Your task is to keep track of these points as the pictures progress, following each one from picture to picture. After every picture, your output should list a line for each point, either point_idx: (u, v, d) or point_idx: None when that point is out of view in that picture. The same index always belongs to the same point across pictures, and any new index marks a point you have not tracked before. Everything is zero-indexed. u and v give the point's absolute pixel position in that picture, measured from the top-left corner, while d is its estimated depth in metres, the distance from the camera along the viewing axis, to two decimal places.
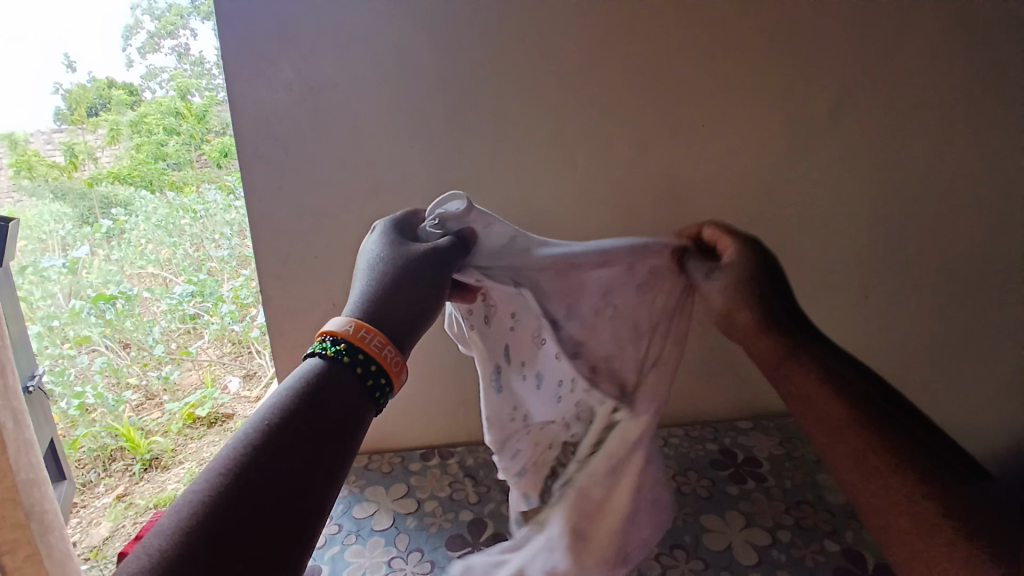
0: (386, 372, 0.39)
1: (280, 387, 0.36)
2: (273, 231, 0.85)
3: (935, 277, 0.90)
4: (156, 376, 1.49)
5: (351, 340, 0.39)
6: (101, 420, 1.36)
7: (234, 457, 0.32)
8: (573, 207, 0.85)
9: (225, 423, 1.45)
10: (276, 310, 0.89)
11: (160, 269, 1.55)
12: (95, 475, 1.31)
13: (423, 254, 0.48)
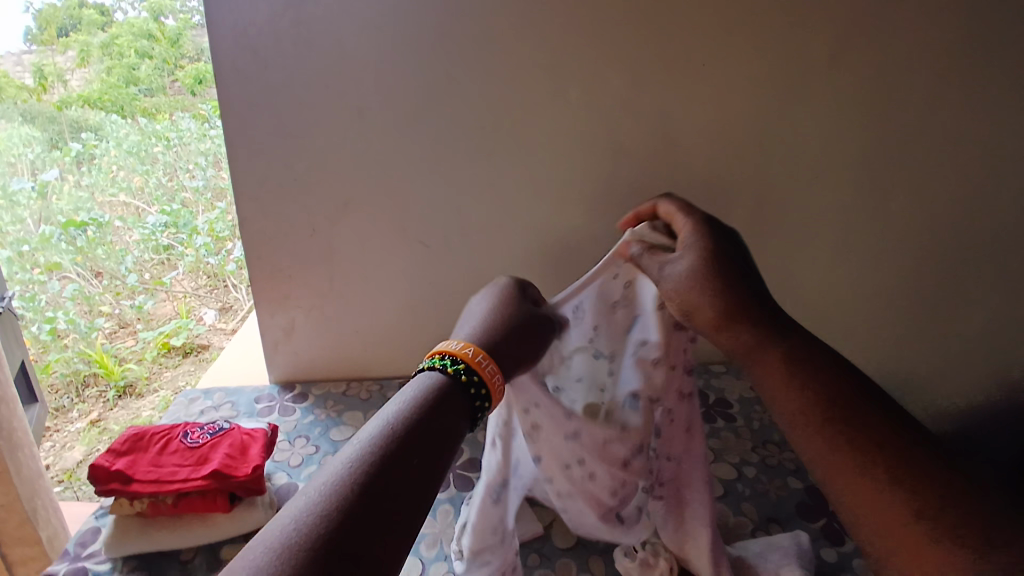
0: (490, 392, 0.51)
1: (412, 390, 0.49)
2: (253, 154, 0.82)
3: (915, 234, 0.91)
4: (130, 306, 1.46)
5: (469, 363, 0.51)
6: (74, 345, 1.36)
7: (372, 442, 0.43)
8: (560, 141, 0.83)
9: (201, 353, 1.46)
10: (255, 238, 0.87)
11: (132, 198, 1.47)
12: (69, 400, 1.34)
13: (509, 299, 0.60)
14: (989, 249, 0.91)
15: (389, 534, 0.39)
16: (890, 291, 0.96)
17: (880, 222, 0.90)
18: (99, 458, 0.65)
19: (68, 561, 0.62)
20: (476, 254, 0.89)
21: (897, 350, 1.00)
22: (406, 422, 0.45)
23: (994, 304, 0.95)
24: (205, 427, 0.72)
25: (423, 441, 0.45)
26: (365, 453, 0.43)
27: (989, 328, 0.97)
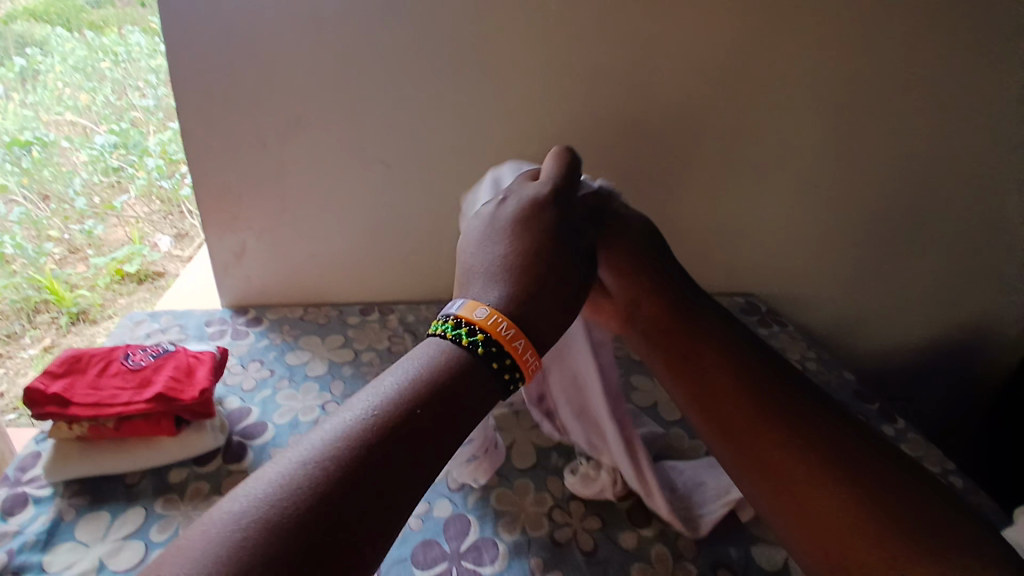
0: (517, 365, 0.44)
1: (419, 358, 0.42)
2: (192, 59, 0.74)
3: (892, 176, 0.87)
4: (80, 231, 1.22)
5: (487, 331, 0.44)
6: (24, 271, 1.15)
7: (364, 416, 0.36)
8: (529, 56, 0.77)
9: (156, 281, 1.20)
10: (200, 153, 0.80)
11: (79, 117, 1.24)
12: (19, 327, 1.13)
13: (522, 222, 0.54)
14: (968, 195, 0.88)
15: (374, 528, 0.33)
16: (870, 227, 0.92)
17: (857, 160, 0.86)
18: (33, 379, 0.62)
19: (9, 486, 0.60)
20: (438, 177, 0.84)
21: (869, 296, 0.98)
22: (411, 394, 0.38)
23: (971, 253, 0.92)
24: (149, 350, 0.69)
25: (430, 415, 0.38)
26: (355, 428, 0.36)
27: (962, 278, 0.94)
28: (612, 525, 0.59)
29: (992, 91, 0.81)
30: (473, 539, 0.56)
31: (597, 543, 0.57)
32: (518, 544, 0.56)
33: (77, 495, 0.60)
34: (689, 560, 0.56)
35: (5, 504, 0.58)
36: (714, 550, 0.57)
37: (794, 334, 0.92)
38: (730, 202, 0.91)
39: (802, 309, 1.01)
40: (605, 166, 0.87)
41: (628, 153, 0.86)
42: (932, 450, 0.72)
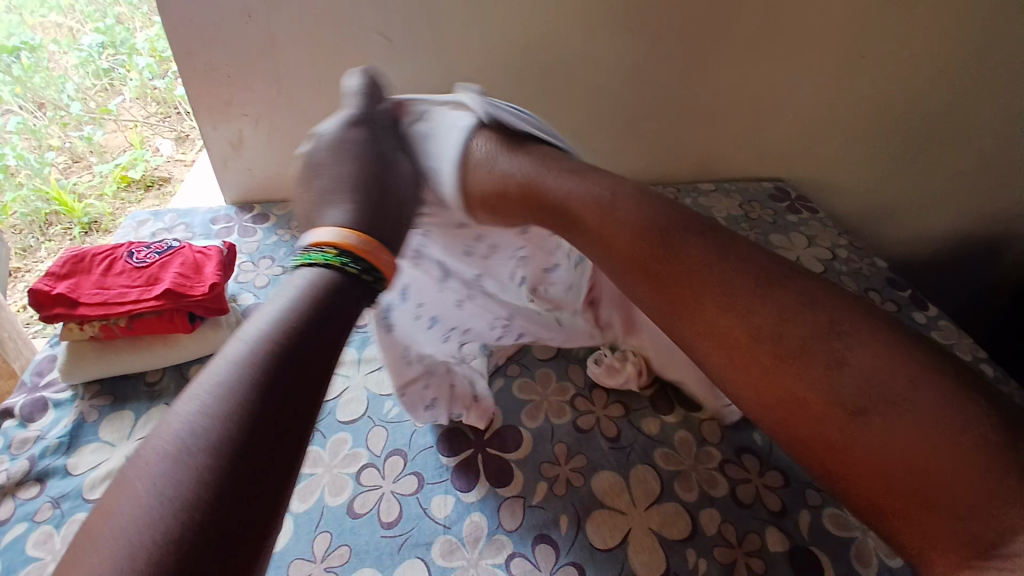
0: (382, 275, 0.37)
1: (297, 288, 0.33)
2: None
3: (956, 49, 0.76)
4: (80, 140, 1.13)
5: (345, 248, 0.36)
6: (29, 182, 1.07)
7: (245, 362, 0.28)
8: None
9: (163, 188, 1.21)
10: (184, 32, 0.73)
11: (64, 17, 1.11)
12: (34, 240, 1.09)
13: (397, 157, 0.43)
14: None
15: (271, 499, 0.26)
16: (923, 105, 0.82)
17: (916, 33, 0.76)
18: (37, 282, 0.60)
19: (27, 392, 0.61)
20: (443, 54, 0.77)
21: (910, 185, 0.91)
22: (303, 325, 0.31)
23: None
24: (152, 248, 0.66)
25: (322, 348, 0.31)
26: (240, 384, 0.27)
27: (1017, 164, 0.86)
28: (635, 412, 0.59)
29: None
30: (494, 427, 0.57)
31: (621, 429, 0.57)
32: (541, 431, 0.57)
33: (96, 396, 0.61)
34: (712, 445, 0.56)
35: (25, 409, 0.59)
36: (737, 435, 0.57)
37: (825, 221, 0.88)
38: (767, 78, 0.81)
39: (831, 196, 0.95)
40: (631, 38, 0.76)
41: (659, 20, 0.75)
42: (965, 338, 0.70)
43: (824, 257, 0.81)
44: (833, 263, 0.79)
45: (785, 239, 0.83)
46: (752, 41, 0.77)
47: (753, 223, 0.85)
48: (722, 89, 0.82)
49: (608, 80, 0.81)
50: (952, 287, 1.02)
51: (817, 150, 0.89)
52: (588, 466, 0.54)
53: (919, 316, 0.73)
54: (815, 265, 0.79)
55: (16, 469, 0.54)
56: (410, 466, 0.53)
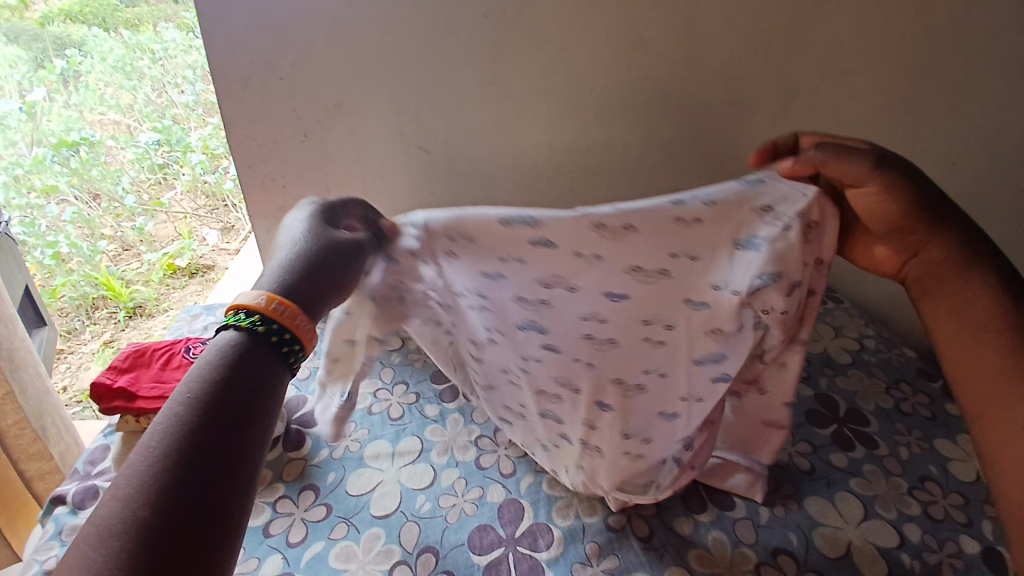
0: (298, 338, 0.43)
1: (207, 358, 0.40)
2: (237, 51, 0.75)
3: (967, 157, 0.80)
4: (131, 230, 1.22)
5: (265, 313, 0.42)
6: (80, 269, 1.18)
7: (161, 451, 0.35)
8: (570, 40, 0.74)
9: (206, 275, 1.22)
10: (250, 148, 0.82)
11: (122, 116, 1.19)
12: (79, 323, 1.19)
13: (351, 242, 0.49)
14: None
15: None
16: None
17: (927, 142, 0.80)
18: (100, 375, 0.65)
19: (80, 479, 0.64)
20: (476, 164, 0.84)
21: None
22: (222, 386, 0.39)
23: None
24: (207, 343, 0.71)
25: (245, 412, 0.39)
26: (162, 455, 0.35)
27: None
28: (668, 511, 0.58)
29: None
30: (526, 526, 0.57)
31: (653, 529, 0.56)
32: (573, 529, 0.57)
33: None
34: (747, 546, 0.55)
35: (77, 497, 0.62)
36: (772, 534, 0.56)
37: (852, 310, 0.87)
38: None
39: None
40: (649, 142, 0.82)
41: (677, 135, 0.81)
42: None
43: (851, 347, 0.80)
44: (863, 352, 0.79)
45: (812, 328, 0.83)
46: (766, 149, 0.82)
47: None
48: None
49: (631, 180, 0.85)
50: None
51: None
52: (620, 567, 0.53)
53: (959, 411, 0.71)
54: (845, 356, 0.78)
55: (66, 554, 0.57)
56: (441, 564, 0.54)
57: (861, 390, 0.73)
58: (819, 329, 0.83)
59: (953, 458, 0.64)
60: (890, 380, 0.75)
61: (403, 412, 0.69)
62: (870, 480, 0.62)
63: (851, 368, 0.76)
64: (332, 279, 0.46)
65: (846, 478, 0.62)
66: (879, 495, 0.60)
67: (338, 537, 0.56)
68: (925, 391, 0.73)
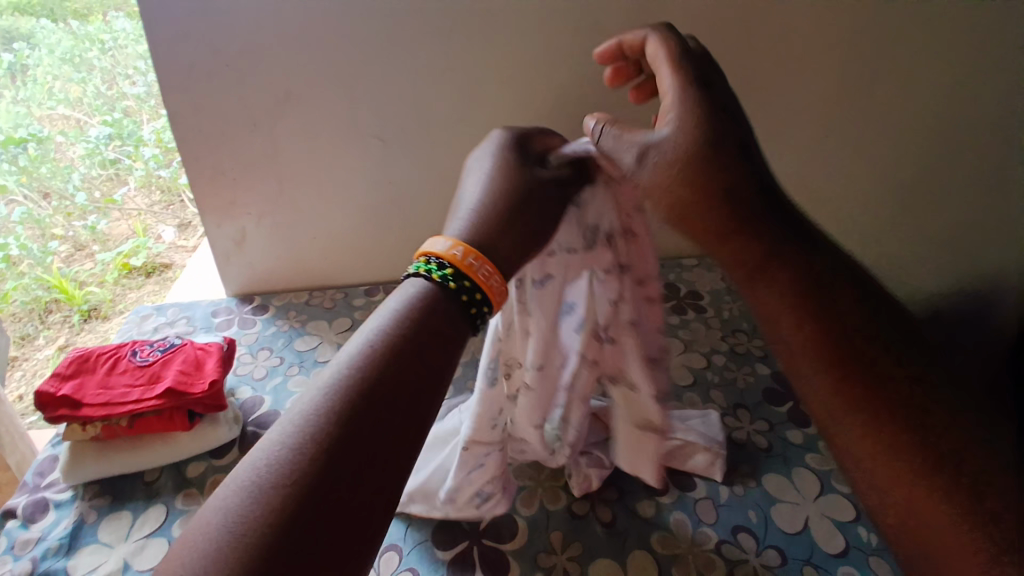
0: (487, 297, 0.40)
1: (395, 303, 0.38)
2: (178, 40, 0.71)
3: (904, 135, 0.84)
4: (83, 229, 1.05)
5: (458, 267, 0.40)
6: (30, 272, 0.99)
7: (334, 394, 0.32)
8: (525, 26, 0.73)
9: (165, 274, 1.10)
10: (196, 141, 0.79)
11: (72, 110, 0.98)
12: (33, 327, 1.00)
13: (535, 182, 0.46)
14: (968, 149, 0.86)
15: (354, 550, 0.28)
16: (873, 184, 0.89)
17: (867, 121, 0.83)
18: (43, 383, 0.62)
19: (28, 492, 0.62)
20: (433, 154, 0.83)
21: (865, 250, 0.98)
22: (401, 333, 0.35)
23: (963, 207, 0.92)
24: (156, 345, 0.69)
25: (423, 367, 0.35)
26: (335, 400, 0.32)
27: None
28: (630, 495, 0.59)
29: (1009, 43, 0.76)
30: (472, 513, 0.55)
31: (616, 513, 0.57)
32: (537, 518, 0.57)
33: (97, 496, 0.61)
34: (708, 526, 0.56)
35: (27, 510, 0.60)
36: (732, 513, 0.57)
37: None
38: None
39: None
40: None
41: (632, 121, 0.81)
42: None
43: None
44: None
45: None
46: None
47: None
48: None
49: None
50: None
51: None
52: (584, 554, 0.54)
53: None
54: None
55: (19, 568, 0.55)
56: (405, 561, 0.53)
57: None
58: None
59: None
60: None
61: None
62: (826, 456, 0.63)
63: None
64: (515, 224, 0.44)
65: (803, 454, 0.63)
66: (835, 471, 0.62)
67: None
68: None
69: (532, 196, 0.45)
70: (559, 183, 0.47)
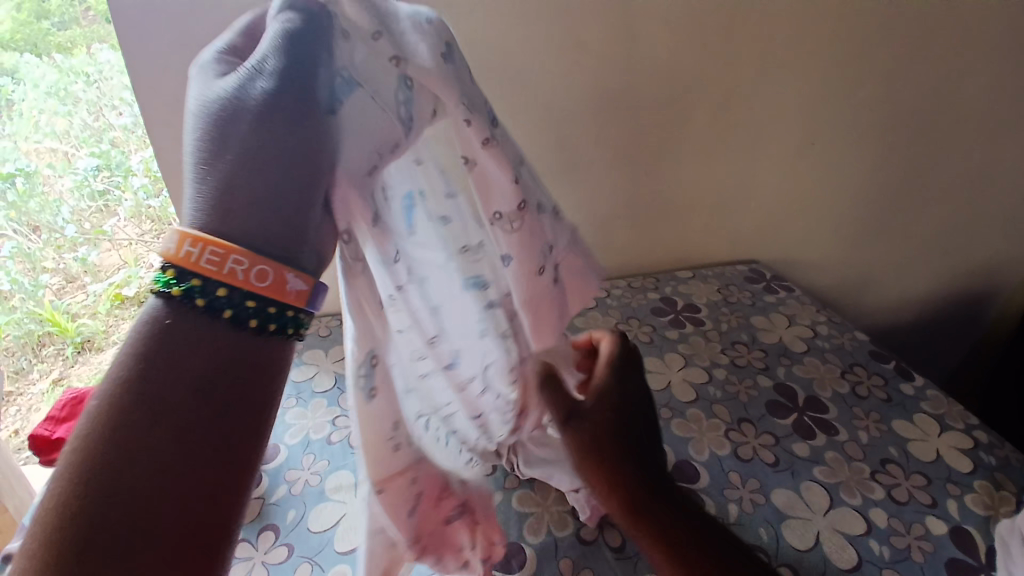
0: (265, 299, 0.31)
1: (131, 345, 0.30)
2: (160, 71, 0.71)
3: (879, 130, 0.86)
4: (74, 262, 0.99)
5: (179, 264, 0.30)
6: (23, 306, 0.95)
7: (86, 441, 0.29)
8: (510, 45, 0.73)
9: None
10: (181, 170, 0.78)
11: (59, 143, 0.92)
12: (26, 362, 0.99)
13: (274, 77, 0.31)
14: (941, 144, 0.89)
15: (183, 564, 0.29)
16: (852, 181, 0.91)
17: (843, 119, 0.85)
18: (38, 427, 0.61)
19: None
20: None
21: (853, 248, 0.99)
22: (142, 367, 0.30)
23: (939, 198, 0.95)
24: None
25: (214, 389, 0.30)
26: (92, 438, 0.29)
27: (932, 226, 0.98)
28: None
29: (967, 41, 0.80)
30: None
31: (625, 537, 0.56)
32: (546, 547, 0.56)
33: None
34: None
35: None
36: (742, 531, 0.56)
37: (803, 298, 0.90)
38: (724, 171, 0.88)
39: (793, 268, 1.01)
40: (593, 142, 0.82)
41: (620, 134, 0.81)
42: (956, 406, 0.71)
43: (805, 335, 0.82)
44: (817, 338, 0.82)
45: (765, 319, 0.85)
46: (705, 141, 0.84)
47: (733, 306, 0.88)
48: (690, 182, 0.88)
49: (581, 182, 0.85)
50: (888, 335, 1.12)
51: (774, 227, 0.95)
52: None
53: (907, 388, 0.73)
54: (801, 344, 0.80)
55: None
56: None
57: (818, 376, 0.75)
58: (774, 320, 0.85)
59: (912, 439, 0.66)
60: (846, 365, 0.77)
61: None
62: (833, 466, 0.63)
63: (806, 355, 0.78)
64: (287, 172, 0.31)
65: (810, 466, 0.63)
66: (843, 482, 0.61)
67: None
68: (875, 372, 0.76)
69: (266, 117, 0.31)
70: (295, 78, 0.32)
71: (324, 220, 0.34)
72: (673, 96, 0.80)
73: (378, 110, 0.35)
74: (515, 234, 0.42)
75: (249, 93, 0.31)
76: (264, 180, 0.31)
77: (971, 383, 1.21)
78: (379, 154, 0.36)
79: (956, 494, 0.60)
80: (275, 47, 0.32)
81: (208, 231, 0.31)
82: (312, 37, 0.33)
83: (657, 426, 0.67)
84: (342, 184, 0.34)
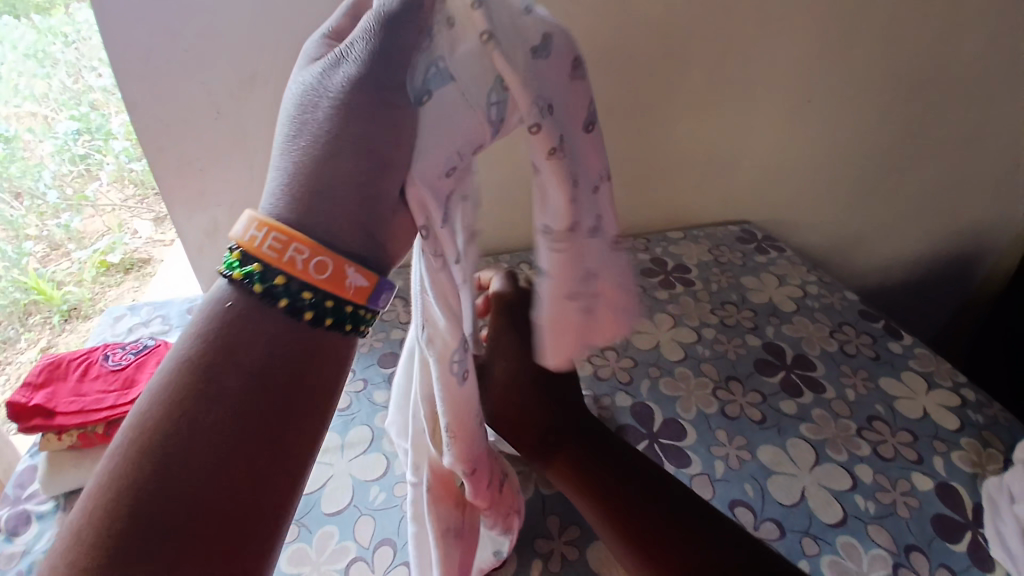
0: (321, 292, 0.32)
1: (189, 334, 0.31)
2: (127, 20, 0.67)
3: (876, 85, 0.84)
4: (57, 228, 0.96)
5: (245, 249, 0.32)
6: (6, 274, 0.92)
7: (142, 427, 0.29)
8: None
9: (144, 269, 1.05)
10: (154, 126, 0.75)
11: (39, 106, 0.88)
12: (14, 331, 0.96)
13: (370, 74, 0.33)
14: (938, 101, 0.87)
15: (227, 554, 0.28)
16: (848, 138, 0.89)
17: (841, 74, 0.82)
18: (14, 392, 0.60)
19: (10, 503, 0.60)
20: None
21: (846, 208, 0.98)
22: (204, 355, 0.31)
23: (935, 156, 0.93)
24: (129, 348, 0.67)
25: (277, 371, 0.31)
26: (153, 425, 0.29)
27: (928, 184, 0.96)
28: None
29: None
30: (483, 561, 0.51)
31: None
32: (533, 504, 0.56)
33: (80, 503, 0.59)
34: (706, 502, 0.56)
35: (10, 521, 0.58)
36: (728, 488, 0.57)
37: (793, 258, 0.89)
38: (718, 128, 0.85)
39: (785, 228, 1.00)
40: None
41: (614, 88, 0.79)
42: (943, 363, 0.71)
43: (795, 294, 0.82)
44: (807, 297, 0.81)
45: (755, 279, 0.85)
46: (700, 97, 0.82)
47: (723, 267, 0.87)
48: (683, 140, 0.86)
49: None
50: (878, 295, 1.12)
51: (767, 186, 0.94)
52: (583, 536, 0.53)
53: (894, 346, 0.73)
54: (790, 304, 0.80)
55: None
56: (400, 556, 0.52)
57: (806, 335, 0.75)
58: (765, 279, 0.85)
59: (898, 397, 0.67)
60: (834, 324, 0.77)
61: (351, 401, 0.67)
62: (820, 424, 0.63)
63: (795, 315, 0.78)
64: (369, 148, 0.33)
65: (797, 424, 0.63)
66: (828, 439, 0.62)
67: (290, 539, 0.54)
68: (863, 330, 0.76)
69: (353, 110, 0.33)
70: (379, 67, 0.34)
71: (397, 209, 0.35)
72: (667, 49, 0.76)
73: (467, 109, 0.35)
74: (560, 254, 0.40)
75: (333, 79, 0.33)
76: (365, 154, 0.33)
77: (956, 342, 1.22)
78: (460, 155, 0.36)
79: (942, 451, 0.61)
80: (365, 34, 0.34)
81: (289, 223, 0.32)
82: (411, 29, 0.34)
83: (646, 386, 0.67)
84: (417, 184, 0.34)
